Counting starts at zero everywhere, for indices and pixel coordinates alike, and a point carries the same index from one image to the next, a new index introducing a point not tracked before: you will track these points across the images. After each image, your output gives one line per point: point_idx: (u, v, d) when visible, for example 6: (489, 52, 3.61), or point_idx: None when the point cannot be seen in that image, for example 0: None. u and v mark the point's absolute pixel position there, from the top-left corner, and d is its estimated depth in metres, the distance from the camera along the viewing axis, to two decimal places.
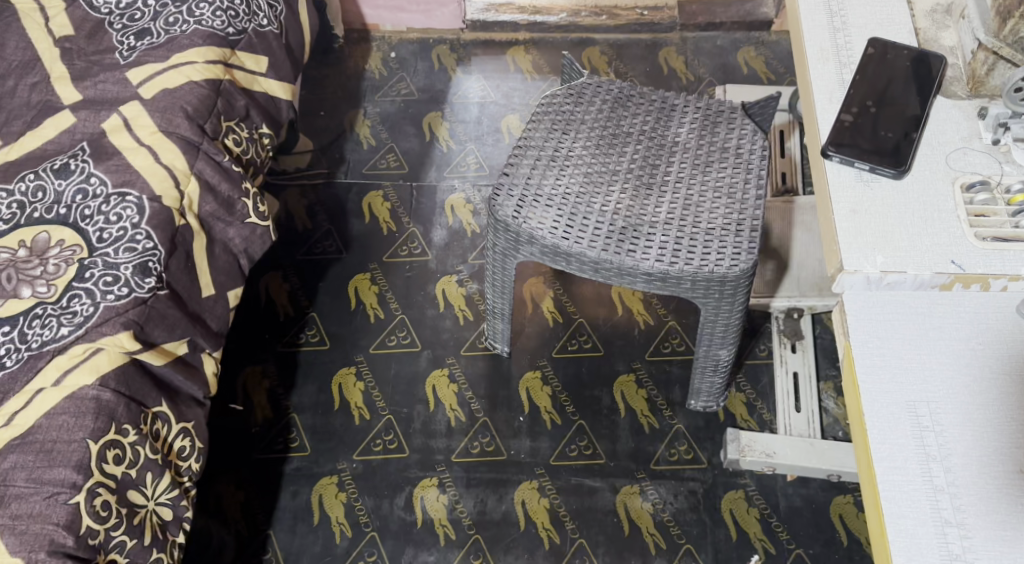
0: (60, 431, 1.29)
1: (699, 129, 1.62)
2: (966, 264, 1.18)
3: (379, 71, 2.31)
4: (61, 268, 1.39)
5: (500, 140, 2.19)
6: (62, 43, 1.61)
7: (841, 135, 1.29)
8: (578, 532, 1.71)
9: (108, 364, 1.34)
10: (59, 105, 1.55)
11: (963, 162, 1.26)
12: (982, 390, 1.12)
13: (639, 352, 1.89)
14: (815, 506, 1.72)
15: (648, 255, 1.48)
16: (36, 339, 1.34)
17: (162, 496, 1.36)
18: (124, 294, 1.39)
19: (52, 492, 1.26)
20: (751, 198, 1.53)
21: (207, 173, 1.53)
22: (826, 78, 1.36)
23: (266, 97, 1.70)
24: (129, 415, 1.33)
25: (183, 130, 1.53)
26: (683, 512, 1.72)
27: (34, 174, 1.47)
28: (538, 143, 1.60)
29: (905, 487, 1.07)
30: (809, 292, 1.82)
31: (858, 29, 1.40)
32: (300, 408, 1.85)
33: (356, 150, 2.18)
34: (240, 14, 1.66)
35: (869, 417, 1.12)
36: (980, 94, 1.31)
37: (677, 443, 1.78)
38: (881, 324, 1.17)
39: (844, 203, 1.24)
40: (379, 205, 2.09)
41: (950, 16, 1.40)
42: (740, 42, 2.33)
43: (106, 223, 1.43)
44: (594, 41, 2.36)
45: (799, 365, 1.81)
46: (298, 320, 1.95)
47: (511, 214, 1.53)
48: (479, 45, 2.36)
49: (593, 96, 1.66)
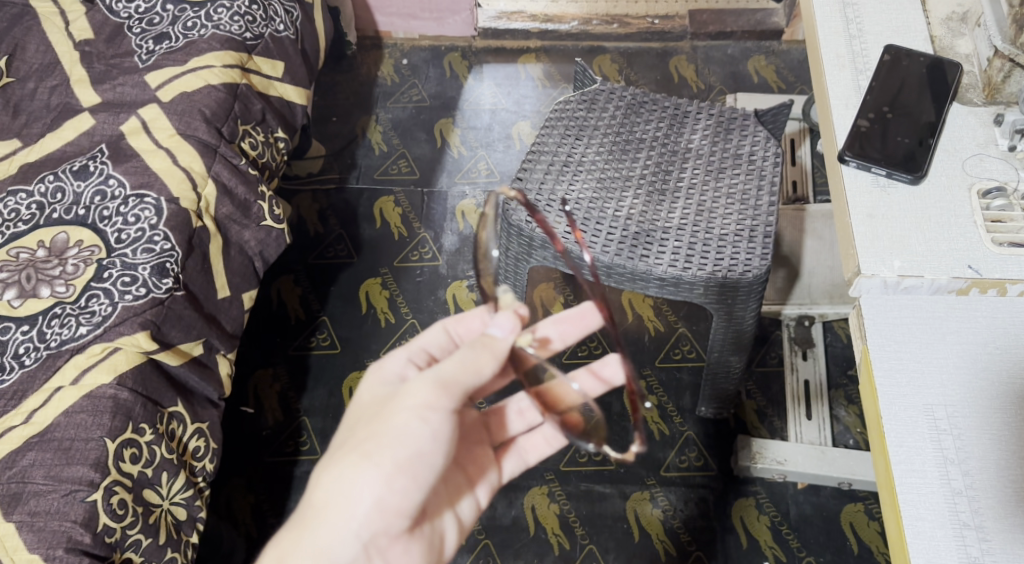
0: (78, 429, 1.30)
1: (713, 135, 1.62)
2: (983, 269, 1.19)
3: (391, 77, 2.32)
4: (79, 268, 1.40)
5: (511, 146, 2.19)
6: (83, 47, 1.62)
7: (855, 141, 1.30)
8: (588, 538, 1.71)
9: (126, 363, 1.35)
10: (79, 108, 1.56)
11: (979, 168, 1.27)
12: (999, 393, 1.12)
13: (649, 358, 1.89)
14: (826, 514, 1.71)
15: (661, 260, 1.49)
16: (55, 338, 1.35)
17: (177, 496, 1.37)
18: (142, 294, 1.39)
19: (71, 489, 1.26)
20: (765, 204, 1.54)
21: (224, 176, 1.54)
22: (843, 84, 1.37)
23: (282, 101, 1.71)
24: (146, 414, 1.34)
25: (201, 133, 1.54)
26: (694, 519, 1.72)
27: (55, 175, 1.49)
28: (551, 149, 1.60)
29: (923, 490, 1.07)
30: (821, 299, 1.83)
31: (875, 36, 1.40)
32: (311, 412, 1.85)
33: (368, 156, 2.19)
34: (257, 19, 1.67)
35: (887, 420, 1.12)
36: (995, 101, 1.32)
37: (688, 450, 1.79)
38: (897, 327, 1.17)
39: (861, 208, 1.25)
40: (390, 210, 2.10)
41: (966, 23, 1.41)
42: (751, 50, 2.34)
43: (124, 224, 1.44)
44: (605, 49, 2.37)
45: (810, 373, 1.82)
46: (309, 324, 1.95)
47: (524, 218, 1.53)
48: (491, 52, 2.37)
49: (606, 101, 1.66)
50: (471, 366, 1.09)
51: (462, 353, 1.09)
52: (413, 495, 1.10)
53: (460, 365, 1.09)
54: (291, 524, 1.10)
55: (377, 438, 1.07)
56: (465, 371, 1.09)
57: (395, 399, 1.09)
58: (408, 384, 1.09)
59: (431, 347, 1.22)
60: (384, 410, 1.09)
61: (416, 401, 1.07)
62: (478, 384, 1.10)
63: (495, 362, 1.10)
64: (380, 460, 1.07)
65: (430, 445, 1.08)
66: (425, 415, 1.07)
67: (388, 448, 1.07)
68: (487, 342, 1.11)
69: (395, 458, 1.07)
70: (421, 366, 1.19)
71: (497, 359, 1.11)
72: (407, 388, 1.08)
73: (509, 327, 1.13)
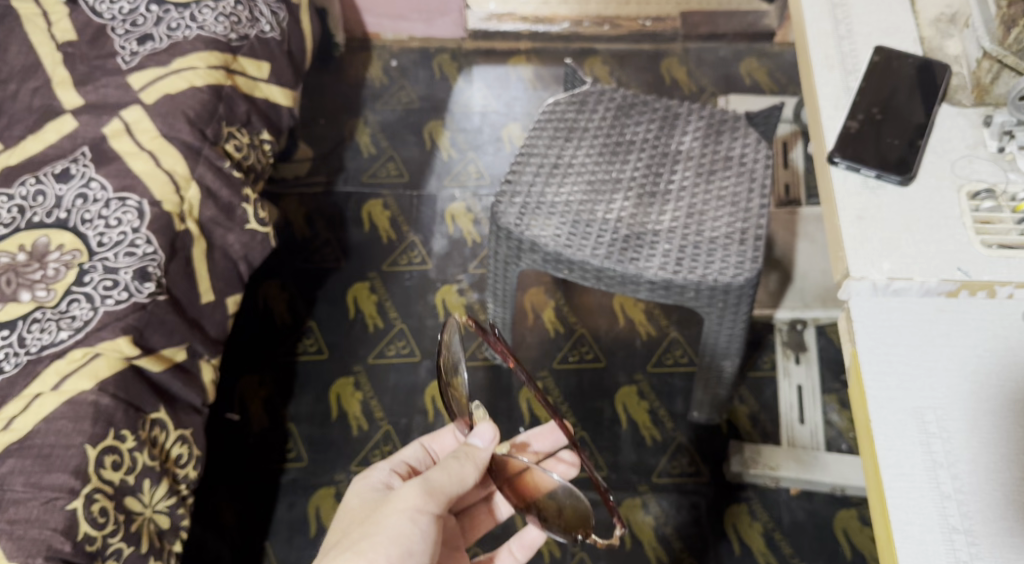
0: (58, 436, 1.28)
1: (703, 137, 1.61)
2: (973, 271, 1.18)
3: (380, 79, 2.31)
4: (60, 272, 1.38)
5: (501, 149, 2.18)
6: (65, 48, 1.60)
7: (846, 143, 1.29)
8: (579, 546, 1.70)
9: (107, 369, 1.33)
10: (61, 110, 1.54)
11: (968, 170, 1.26)
12: (988, 396, 1.11)
13: (640, 363, 1.88)
14: (818, 520, 1.70)
15: (652, 263, 1.47)
16: (35, 343, 1.33)
17: (160, 503, 1.36)
18: (124, 298, 1.38)
19: (51, 497, 1.24)
20: (755, 206, 1.52)
21: (208, 178, 1.53)
22: (832, 86, 1.36)
23: (267, 103, 1.70)
24: (127, 420, 1.33)
25: (185, 135, 1.52)
26: (686, 526, 1.71)
27: (35, 178, 1.46)
28: (541, 151, 1.59)
29: (912, 494, 1.06)
30: (813, 303, 1.83)
31: (864, 36, 1.39)
32: (297, 418, 1.83)
33: (356, 159, 2.17)
34: (242, 20, 1.66)
35: (876, 424, 1.10)
36: (985, 102, 1.31)
37: (679, 455, 1.77)
38: (888, 329, 1.16)
39: (851, 210, 1.24)
40: (379, 213, 2.08)
41: (954, 24, 1.40)
42: (743, 52, 2.32)
43: (106, 227, 1.42)
44: (595, 50, 2.36)
45: (803, 378, 1.81)
46: (296, 329, 1.94)
47: (514, 220, 1.51)
48: (481, 54, 2.35)
49: (596, 103, 1.65)
50: (455, 473, 1.20)
51: (447, 464, 1.20)
52: None
53: (445, 474, 1.19)
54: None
55: (371, 537, 1.15)
56: (451, 479, 1.19)
57: (387, 504, 1.18)
58: (396, 491, 1.18)
59: (411, 460, 1.34)
60: (376, 515, 1.17)
61: (406, 504, 1.16)
62: (461, 491, 1.21)
63: (477, 471, 1.21)
64: (375, 557, 1.13)
65: (421, 545, 1.16)
66: (415, 516, 1.16)
67: (381, 546, 1.14)
68: (467, 453, 1.22)
69: (389, 554, 1.14)
70: (403, 476, 1.31)
71: (478, 468, 1.22)
72: (396, 496, 1.17)
73: (489, 437, 1.23)
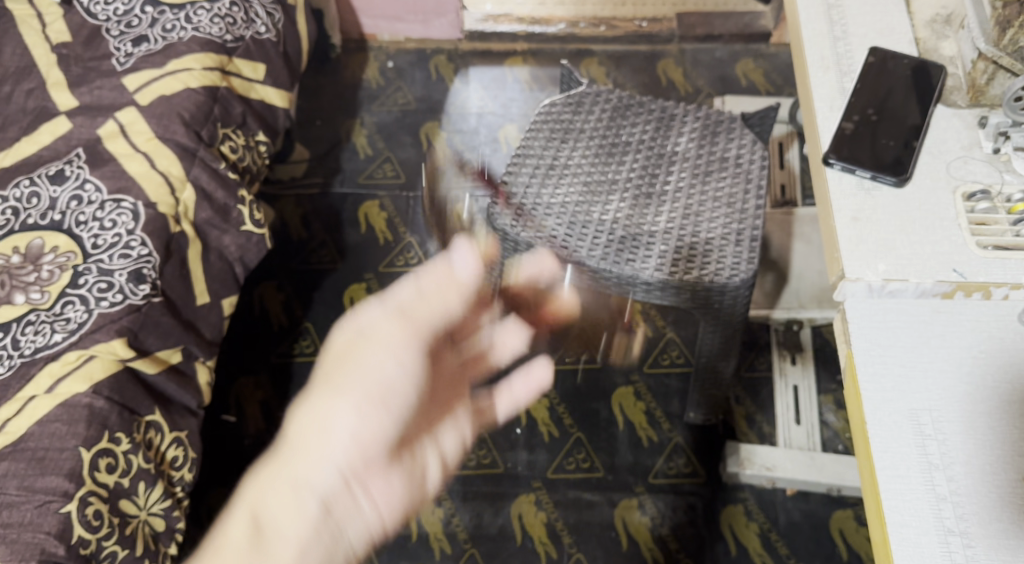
0: (52, 439, 1.27)
1: (699, 138, 1.61)
2: (968, 272, 1.18)
3: (377, 80, 2.31)
4: (55, 274, 1.38)
5: (498, 150, 2.18)
6: (60, 49, 1.60)
7: (842, 143, 1.29)
8: (575, 546, 1.70)
9: (102, 371, 1.33)
10: (55, 111, 1.53)
11: (964, 171, 1.26)
12: (984, 398, 1.11)
13: (637, 364, 1.87)
14: (815, 521, 1.70)
15: (647, 264, 1.47)
16: (29, 346, 1.33)
17: (155, 506, 1.35)
18: (119, 300, 1.37)
19: (44, 500, 1.24)
20: (751, 207, 1.52)
21: (203, 180, 1.52)
22: (827, 86, 1.36)
23: (263, 104, 1.70)
24: (122, 423, 1.32)
25: (180, 136, 1.52)
26: (682, 526, 1.71)
27: (30, 180, 1.46)
28: (537, 152, 1.59)
29: (908, 496, 1.06)
30: (809, 303, 1.84)
31: (859, 38, 1.39)
32: None
33: (352, 160, 2.17)
34: (237, 21, 1.66)
35: (872, 425, 1.10)
36: (980, 103, 1.31)
37: (677, 457, 1.77)
38: (883, 331, 1.16)
39: (846, 211, 1.24)
40: (376, 214, 2.08)
41: (950, 26, 1.40)
42: (739, 53, 2.33)
43: (101, 229, 1.42)
44: (592, 52, 2.36)
45: (799, 379, 1.81)
46: (292, 330, 1.93)
47: (510, 222, 1.51)
48: (477, 55, 2.35)
49: (592, 104, 1.65)
50: (438, 294, 1.12)
51: (422, 279, 1.12)
52: (385, 428, 1.11)
53: (426, 298, 1.12)
54: (252, 530, 1.06)
55: (346, 372, 1.10)
56: (430, 302, 1.12)
57: (364, 338, 1.12)
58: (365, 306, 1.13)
59: None
60: (352, 353, 1.12)
61: (370, 318, 1.12)
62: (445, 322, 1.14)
63: (462, 300, 1.13)
64: (349, 391, 1.10)
65: (399, 400, 1.11)
66: (396, 355, 1.10)
67: (356, 380, 1.10)
68: (446, 273, 1.12)
69: (366, 389, 1.10)
70: None
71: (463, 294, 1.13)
72: (370, 310, 1.12)
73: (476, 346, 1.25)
